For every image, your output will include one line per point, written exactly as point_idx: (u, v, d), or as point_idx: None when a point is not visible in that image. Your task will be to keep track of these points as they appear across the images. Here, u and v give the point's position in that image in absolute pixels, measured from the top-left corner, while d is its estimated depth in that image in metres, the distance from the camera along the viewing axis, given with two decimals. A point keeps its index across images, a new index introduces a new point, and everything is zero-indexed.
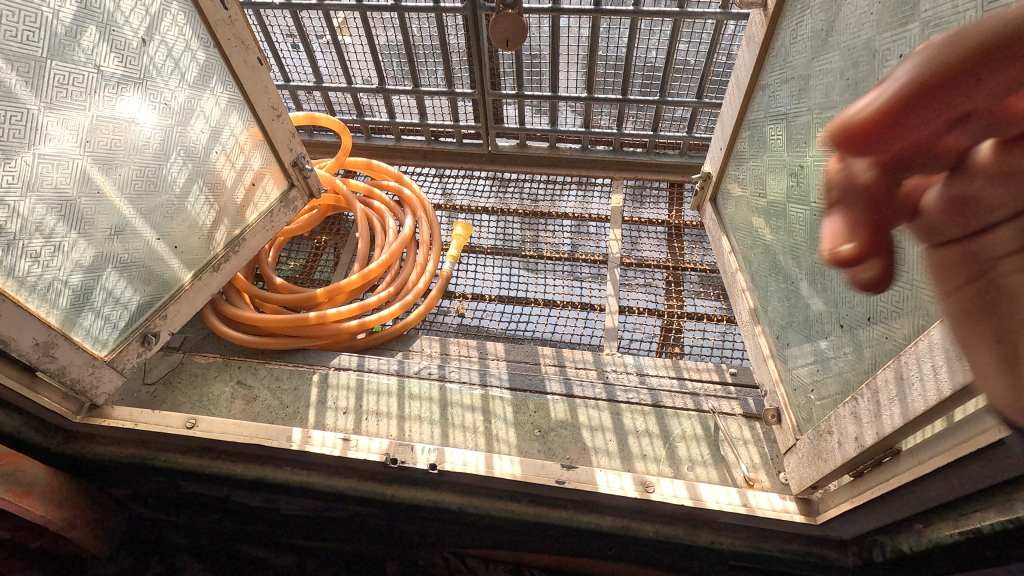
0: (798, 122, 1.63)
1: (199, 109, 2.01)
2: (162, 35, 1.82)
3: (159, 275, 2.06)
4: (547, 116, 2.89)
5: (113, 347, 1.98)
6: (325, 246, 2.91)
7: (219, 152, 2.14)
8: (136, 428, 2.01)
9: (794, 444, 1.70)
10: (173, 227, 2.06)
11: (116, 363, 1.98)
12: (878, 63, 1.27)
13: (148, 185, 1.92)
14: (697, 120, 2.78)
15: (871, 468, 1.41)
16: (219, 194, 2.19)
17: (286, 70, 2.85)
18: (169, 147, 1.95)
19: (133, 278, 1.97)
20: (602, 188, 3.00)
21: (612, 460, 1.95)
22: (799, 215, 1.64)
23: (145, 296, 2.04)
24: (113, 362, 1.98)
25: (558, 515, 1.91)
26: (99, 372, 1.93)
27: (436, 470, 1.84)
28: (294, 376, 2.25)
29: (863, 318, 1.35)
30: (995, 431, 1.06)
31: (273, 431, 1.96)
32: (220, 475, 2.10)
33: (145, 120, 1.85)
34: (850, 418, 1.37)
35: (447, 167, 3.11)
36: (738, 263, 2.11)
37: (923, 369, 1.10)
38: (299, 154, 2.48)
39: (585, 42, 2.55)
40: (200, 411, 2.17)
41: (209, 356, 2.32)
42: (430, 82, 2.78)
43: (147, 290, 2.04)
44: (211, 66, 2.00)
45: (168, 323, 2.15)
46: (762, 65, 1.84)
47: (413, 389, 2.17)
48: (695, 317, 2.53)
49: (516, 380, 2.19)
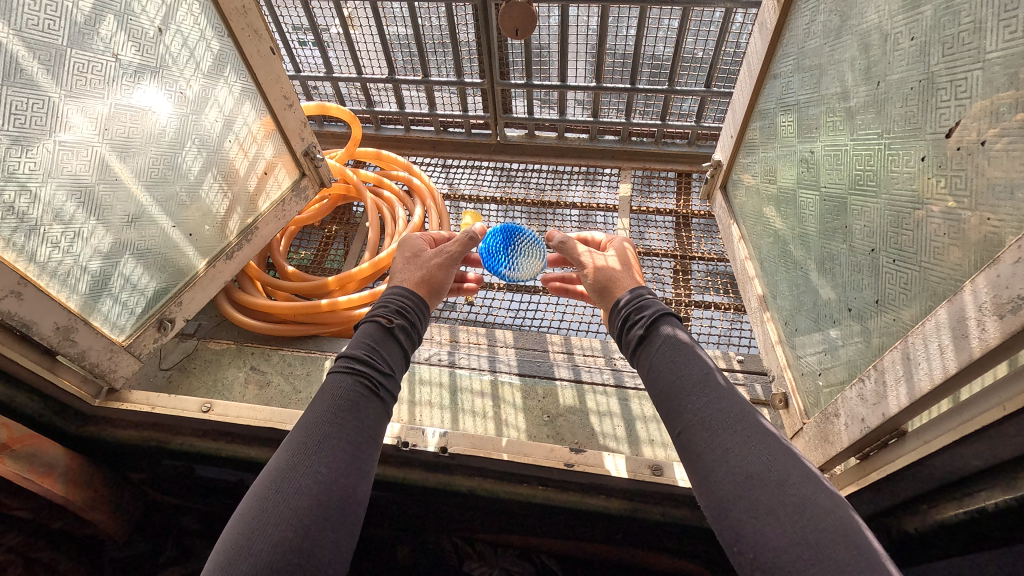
0: (810, 109, 1.64)
1: (212, 99, 2.04)
2: (178, 25, 1.84)
3: (174, 262, 2.11)
4: (555, 106, 2.90)
5: (130, 332, 2.03)
6: (336, 236, 2.94)
7: (232, 141, 2.18)
8: (153, 412, 2.06)
9: (800, 428, 1.72)
10: (187, 215, 2.10)
11: (132, 348, 2.03)
12: (888, 47, 1.28)
13: (163, 173, 1.96)
14: (706, 109, 2.78)
15: (876, 451, 1.42)
16: (232, 181, 2.23)
17: (297, 61, 2.86)
18: (184, 136, 1.99)
19: (149, 265, 2.01)
20: (611, 178, 3.01)
21: (620, 445, 1.98)
22: (808, 201, 1.65)
23: (160, 283, 2.09)
24: (130, 347, 2.02)
25: (567, 498, 1.93)
26: (116, 357, 1.98)
27: (446, 453, 1.88)
28: (307, 361, 2.31)
29: (871, 301, 1.37)
30: (999, 410, 1.10)
31: (287, 415, 2.01)
32: (235, 458, 2.15)
33: (161, 109, 1.88)
34: (856, 400, 1.39)
35: (456, 157, 3.13)
36: (746, 250, 2.12)
37: (929, 349, 1.12)
38: (310, 143, 2.51)
39: (594, 31, 2.55)
40: (215, 395, 2.21)
41: (222, 342, 2.36)
42: (439, 72, 2.79)
43: (162, 278, 2.09)
44: (224, 56, 2.03)
45: (184, 309, 2.20)
46: (774, 53, 1.84)
47: (424, 375, 2.20)
48: (703, 305, 2.54)
49: (526, 366, 2.22)
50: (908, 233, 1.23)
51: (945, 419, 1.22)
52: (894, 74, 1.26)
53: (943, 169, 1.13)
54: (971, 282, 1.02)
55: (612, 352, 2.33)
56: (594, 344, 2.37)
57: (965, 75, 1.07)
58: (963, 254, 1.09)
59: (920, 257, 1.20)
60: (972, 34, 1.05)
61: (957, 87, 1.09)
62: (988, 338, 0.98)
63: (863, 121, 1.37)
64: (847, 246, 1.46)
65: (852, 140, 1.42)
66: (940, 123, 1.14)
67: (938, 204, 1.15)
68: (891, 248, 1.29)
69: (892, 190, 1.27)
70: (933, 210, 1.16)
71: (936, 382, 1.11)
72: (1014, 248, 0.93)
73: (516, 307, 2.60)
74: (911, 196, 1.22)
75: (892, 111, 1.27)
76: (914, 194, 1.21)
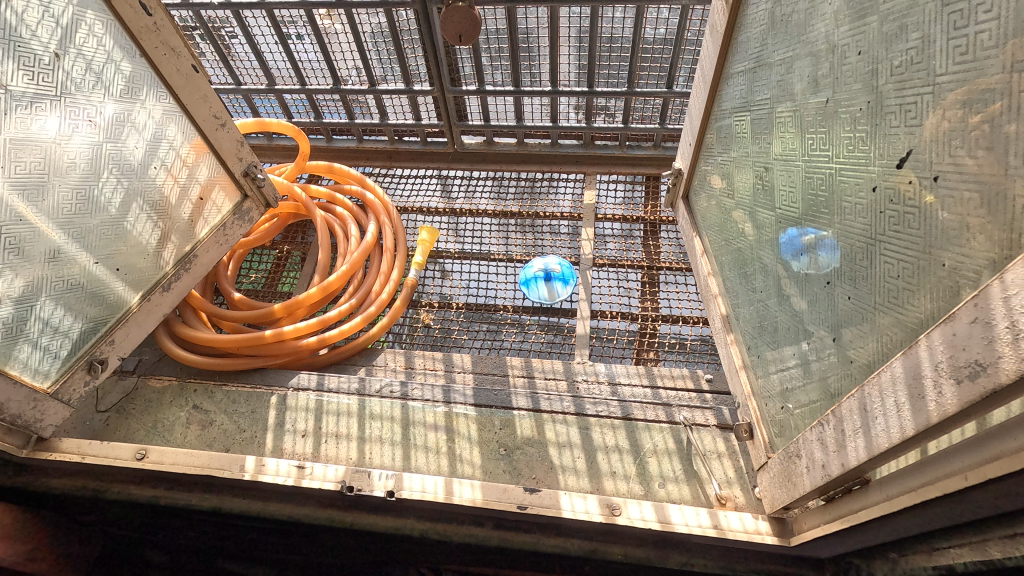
0: (760, 118, 1.52)
1: (131, 122, 1.74)
2: (78, 48, 1.58)
3: (102, 299, 1.78)
4: (513, 112, 2.80)
5: (57, 378, 1.73)
6: (289, 256, 2.80)
7: (158, 167, 1.85)
8: (85, 462, 1.91)
9: (766, 461, 1.59)
10: (115, 248, 1.78)
11: (60, 396, 1.74)
12: (837, 60, 1.17)
13: (80, 207, 1.66)
14: (669, 109, 2.69)
15: (841, 496, 1.31)
16: (164, 211, 1.90)
17: (237, 73, 2.80)
18: (99, 165, 1.68)
19: (72, 304, 1.70)
20: (575, 183, 2.90)
21: (580, 480, 1.86)
22: (763, 221, 1.54)
23: (88, 321, 1.76)
24: (57, 393, 1.73)
25: (521, 539, 1.85)
26: (40, 405, 1.69)
27: (394, 497, 1.76)
28: (252, 398, 2.15)
29: (829, 338, 1.25)
30: (961, 478, 1.02)
31: (225, 460, 1.85)
32: (177, 506, 2.03)
33: (69, 139, 1.60)
34: (817, 444, 1.27)
35: (412, 167, 3.02)
36: (708, 265, 1.98)
37: (886, 404, 1.01)
38: (249, 162, 2.15)
39: (546, 33, 2.46)
40: (155, 439, 2.08)
41: (163, 380, 2.22)
42: (386, 81, 2.71)
43: (89, 315, 1.76)
44: (139, 78, 1.74)
45: (119, 348, 1.87)
46: (727, 55, 1.70)
47: (374, 409, 2.07)
48: (671, 320, 2.45)
49: (482, 396, 2.08)
50: (862, 269, 1.12)
51: (907, 476, 1.13)
52: (842, 91, 1.16)
53: (895, 204, 1.02)
54: (926, 337, 0.91)
55: (575, 375, 2.21)
56: (556, 366, 2.26)
57: (914, 99, 0.97)
58: (918, 301, 0.97)
59: (875, 297, 1.08)
60: (921, 52, 0.95)
61: (906, 112, 0.98)
62: (945, 403, 0.87)
63: (814, 139, 1.26)
64: (825, 269, 1.25)
65: (804, 159, 1.31)
66: (893, 151, 1.02)
67: (893, 241, 1.03)
68: (846, 283, 1.17)
69: (845, 220, 1.16)
70: (886, 247, 1.05)
71: (894, 442, 0.99)
72: (970, 305, 0.82)
73: (482, 340, 2.45)
74: (865, 228, 1.11)
75: (843, 132, 1.16)
76: (868, 227, 1.09)
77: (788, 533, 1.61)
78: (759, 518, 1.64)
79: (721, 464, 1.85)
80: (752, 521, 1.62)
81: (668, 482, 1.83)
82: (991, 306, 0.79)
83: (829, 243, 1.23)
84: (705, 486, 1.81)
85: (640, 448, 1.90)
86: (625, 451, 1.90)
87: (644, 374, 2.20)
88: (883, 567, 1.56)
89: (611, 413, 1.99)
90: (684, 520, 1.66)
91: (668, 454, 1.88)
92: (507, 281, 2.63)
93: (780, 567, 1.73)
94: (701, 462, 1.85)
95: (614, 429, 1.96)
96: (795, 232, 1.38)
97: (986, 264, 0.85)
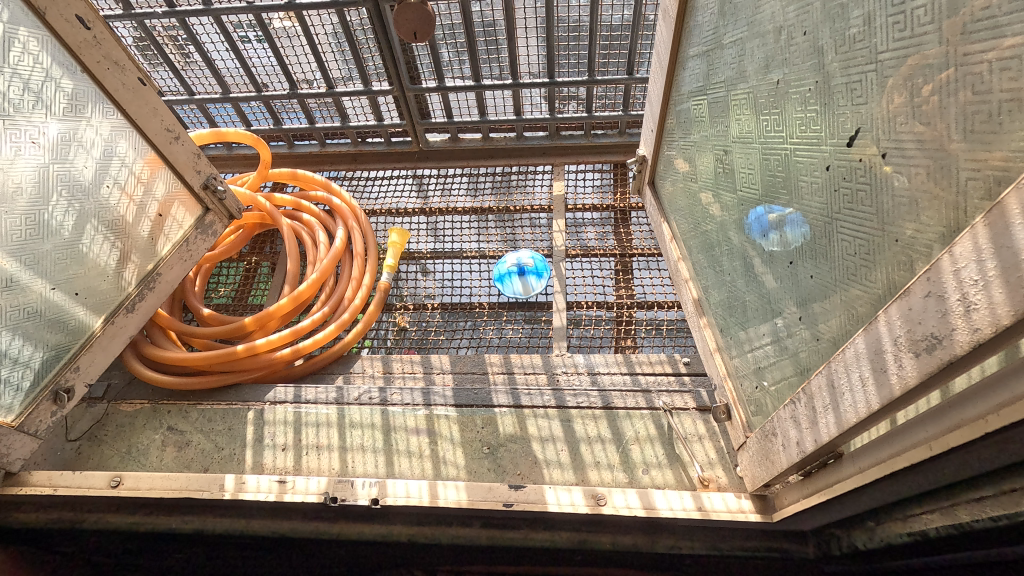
0: (716, 99, 1.53)
1: (79, 141, 1.62)
2: (13, 67, 1.45)
3: (60, 325, 1.67)
4: (476, 107, 2.79)
5: (21, 411, 1.63)
6: (257, 267, 2.75)
7: (111, 186, 1.72)
8: (57, 493, 1.83)
9: (745, 440, 1.60)
10: (73, 274, 1.67)
11: (25, 428, 1.63)
12: (784, 41, 1.19)
13: (29, 233, 1.54)
14: (632, 95, 2.72)
15: (817, 470, 1.33)
16: (122, 230, 1.78)
17: (189, 83, 2.74)
18: (47, 188, 1.57)
19: (30, 334, 1.59)
20: (544, 174, 2.92)
21: (565, 473, 1.86)
22: (726, 201, 1.55)
23: (48, 349, 1.65)
24: (22, 426, 1.63)
25: (510, 536, 1.87)
26: (5, 439, 1.59)
27: (379, 505, 1.73)
28: (228, 415, 2.10)
29: (796, 316, 1.26)
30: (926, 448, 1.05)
31: (203, 481, 1.79)
32: (158, 530, 1.98)
33: (11, 165, 1.48)
34: (791, 422, 1.28)
35: (379, 168, 3.01)
36: (678, 251, 1.98)
37: (852, 379, 1.02)
38: (209, 174, 2.02)
39: (501, 23, 2.44)
40: (129, 464, 2.02)
41: (135, 403, 2.16)
42: (345, 81, 2.68)
43: (49, 344, 1.65)
44: (83, 95, 1.61)
45: (85, 375, 1.76)
46: (680, 38, 1.71)
47: (354, 416, 2.04)
48: (646, 305, 2.47)
49: (462, 396, 2.06)
50: (822, 247, 1.14)
51: (878, 448, 1.16)
52: (792, 72, 1.17)
53: (849, 181, 1.04)
54: (884, 312, 0.93)
55: (555, 368, 2.21)
56: (535, 360, 2.26)
57: (860, 77, 0.98)
58: (876, 276, 0.99)
59: (835, 273, 1.10)
60: (864, 30, 0.96)
61: (853, 91, 1.00)
62: (906, 376, 0.89)
63: (768, 121, 1.27)
64: (790, 243, 1.25)
65: (761, 140, 1.32)
66: (842, 130, 1.04)
67: (849, 219, 1.05)
68: (808, 263, 1.19)
69: (803, 200, 1.18)
70: (843, 224, 1.07)
71: (861, 416, 1.01)
72: (923, 280, 0.84)
73: (466, 344, 2.44)
74: (822, 206, 1.12)
75: (795, 112, 1.17)
76: (824, 206, 1.11)
77: (770, 509, 1.63)
78: (741, 497, 1.65)
79: (703, 447, 1.86)
80: (735, 501, 1.64)
81: (651, 468, 1.84)
82: (943, 280, 0.80)
83: (794, 219, 1.22)
84: (687, 469, 1.82)
85: (622, 437, 1.91)
86: (608, 441, 1.90)
87: (622, 361, 2.22)
88: (862, 534, 1.60)
89: (591, 404, 1.99)
90: (669, 504, 1.66)
91: (650, 440, 1.89)
92: (481, 277, 2.62)
93: (764, 544, 1.76)
94: (682, 445, 1.87)
95: (595, 419, 1.96)
96: (760, 212, 1.37)
97: (938, 237, 0.86)
